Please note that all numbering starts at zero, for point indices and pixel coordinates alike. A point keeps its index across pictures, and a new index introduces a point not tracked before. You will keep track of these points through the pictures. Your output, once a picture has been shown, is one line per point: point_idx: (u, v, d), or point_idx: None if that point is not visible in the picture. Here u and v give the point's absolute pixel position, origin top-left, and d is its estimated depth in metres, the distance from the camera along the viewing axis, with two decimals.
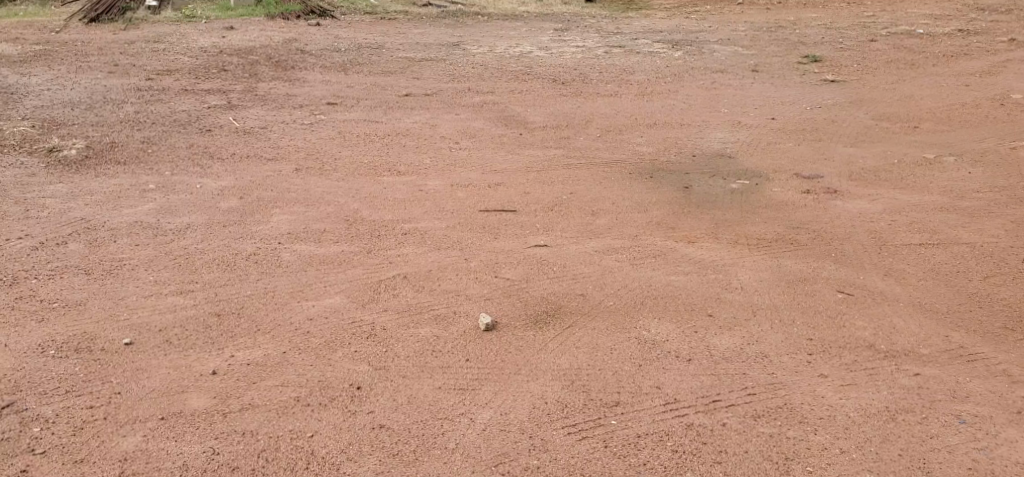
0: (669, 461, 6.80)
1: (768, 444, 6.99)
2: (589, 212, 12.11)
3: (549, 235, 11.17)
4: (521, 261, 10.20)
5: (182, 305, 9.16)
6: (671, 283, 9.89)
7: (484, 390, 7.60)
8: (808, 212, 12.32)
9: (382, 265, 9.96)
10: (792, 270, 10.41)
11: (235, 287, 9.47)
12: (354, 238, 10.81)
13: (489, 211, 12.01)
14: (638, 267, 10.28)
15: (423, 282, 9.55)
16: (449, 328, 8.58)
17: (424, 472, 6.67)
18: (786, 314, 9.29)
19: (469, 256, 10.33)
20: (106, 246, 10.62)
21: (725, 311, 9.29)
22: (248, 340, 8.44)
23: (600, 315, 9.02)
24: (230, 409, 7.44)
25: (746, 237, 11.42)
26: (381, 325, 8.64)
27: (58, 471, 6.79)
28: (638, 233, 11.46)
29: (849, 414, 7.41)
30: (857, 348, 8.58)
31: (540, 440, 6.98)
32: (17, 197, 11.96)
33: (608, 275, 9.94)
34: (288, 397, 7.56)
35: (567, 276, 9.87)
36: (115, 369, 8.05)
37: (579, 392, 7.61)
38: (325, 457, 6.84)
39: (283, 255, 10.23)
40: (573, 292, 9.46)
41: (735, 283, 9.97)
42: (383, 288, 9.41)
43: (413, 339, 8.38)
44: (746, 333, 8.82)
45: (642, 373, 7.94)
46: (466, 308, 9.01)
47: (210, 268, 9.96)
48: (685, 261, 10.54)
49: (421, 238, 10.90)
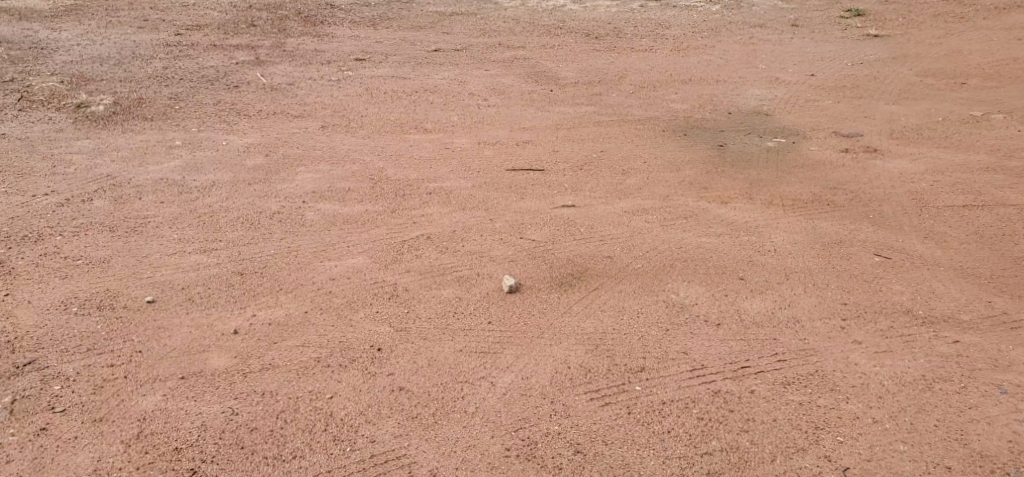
0: (694, 428, 6.56)
1: (799, 413, 6.74)
2: (619, 171, 11.85)
3: (577, 195, 10.93)
4: (547, 222, 10.02)
5: (205, 263, 9.15)
6: (703, 245, 9.65)
7: (506, 354, 7.45)
8: (846, 172, 11.94)
9: (407, 227, 9.87)
10: (828, 232, 10.10)
11: (258, 246, 9.48)
12: (378, 198, 10.77)
13: (516, 170, 11.81)
14: (667, 228, 10.05)
15: (446, 243, 9.49)
16: (471, 290, 8.48)
17: (442, 435, 6.50)
18: (820, 278, 9.00)
19: (494, 217, 10.20)
20: (131, 204, 10.63)
21: (757, 274, 9.04)
22: (270, 299, 8.38)
23: (628, 278, 8.82)
24: (250, 369, 7.33)
25: (782, 197, 11.10)
26: (403, 286, 8.55)
27: (77, 430, 6.71)
28: (669, 193, 11.19)
29: (883, 382, 7.14)
30: (893, 313, 8.29)
31: (562, 405, 6.82)
32: (44, 153, 11.98)
33: (637, 236, 9.74)
34: (308, 358, 7.46)
35: (594, 237, 9.66)
36: (137, 327, 8.01)
37: (603, 357, 7.47)
38: (344, 419, 6.66)
39: (307, 214, 10.30)
40: (600, 254, 9.26)
41: (767, 245, 9.70)
42: (406, 249, 9.36)
43: (436, 300, 8.28)
44: (777, 297, 8.57)
45: (669, 338, 7.80)
46: (490, 269, 8.90)
47: (233, 227, 10.00)
48: (717, 223, 10.28)
49: (445, 197, 10.82)
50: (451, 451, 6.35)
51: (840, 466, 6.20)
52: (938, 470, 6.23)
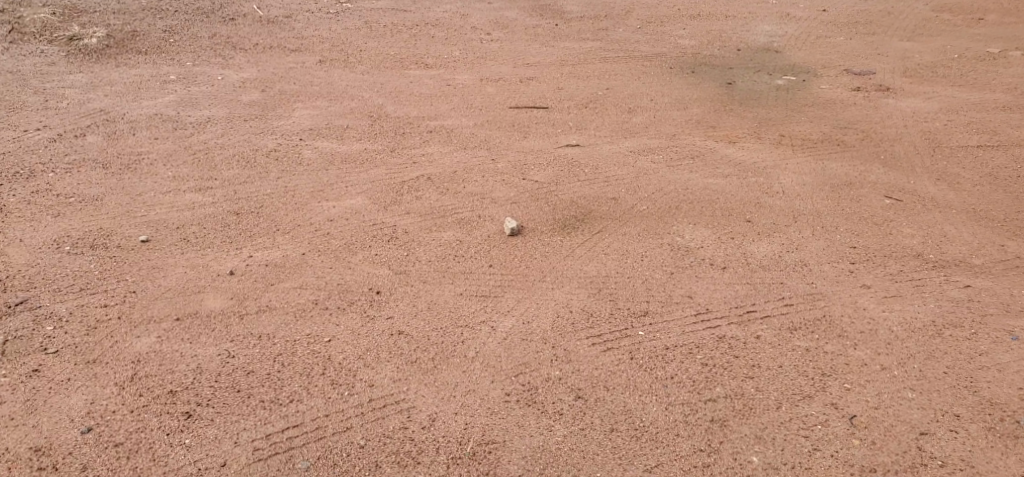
0: (698, 375, 6.40)
1: (806, 360, 6.59)
2: (625, 109, 11.63)
3: (582, 134, 10.81)
4: (551, 162, 9.97)
5: (201, 203, 9.02)
6: (708, 186, 9.49)
7: (507, 298, 7.38)
8: (857, 111, 11.67)
9: (410, 168, 9.88)
10: (838, 173, 9.88)
11: (255, 185, 9.40)
12: (378, 137, 10.70)
13: (520, 108, 11.63)
14: (672, 168, 9.89)
15: (447, 184, 9.50)
16: (472, 233, 8.47)
17: (442, 380, 6.37)
18: (830, 220, 8.82)
19: (496, 156, 10.17)
20: (125, 140, 10.41)
21: (764, 216, 8.87)
22: (267, 240, 8.30)
23: (632, 220, 8.75)
24: (246, 311, 7.21)
25: (791, 137, 10.85)
26: (403, 228, 8.56)
27: (69, 372, 6.58)
28: (675, 132, 10.96)
29: (892, 328, 6.98)
30: (904, 257, 8.12)
31: (563, 351, 6.69)
32: (36, 87, 11.71)
33: (642, 177, 9.63)
34: (306, 300, 7.36)
35: (599, 178, 9.61)
36: (131, 267, 7.85)
37: (606, 301, 7.37)
38: (342, 363, 6.53)
39: (305, 152, 10.21)
40: (604, 196, 9.22)
41: (775, 186, 9.51)
42: (406, 190, 9.37)
43: (436, 243, 8.28)
44: (785, 239, 8.41)
45: (674, 282, 7.69)
46: (491, 212, 8.91)
47: (230, 165, 9.86)
48: (724, 163, 10.08)
49: (445, 137, 10.75)
50: (450, 396, 6.20)
51: (847, 413, 6.03)
52: (947, 418, 6.03)
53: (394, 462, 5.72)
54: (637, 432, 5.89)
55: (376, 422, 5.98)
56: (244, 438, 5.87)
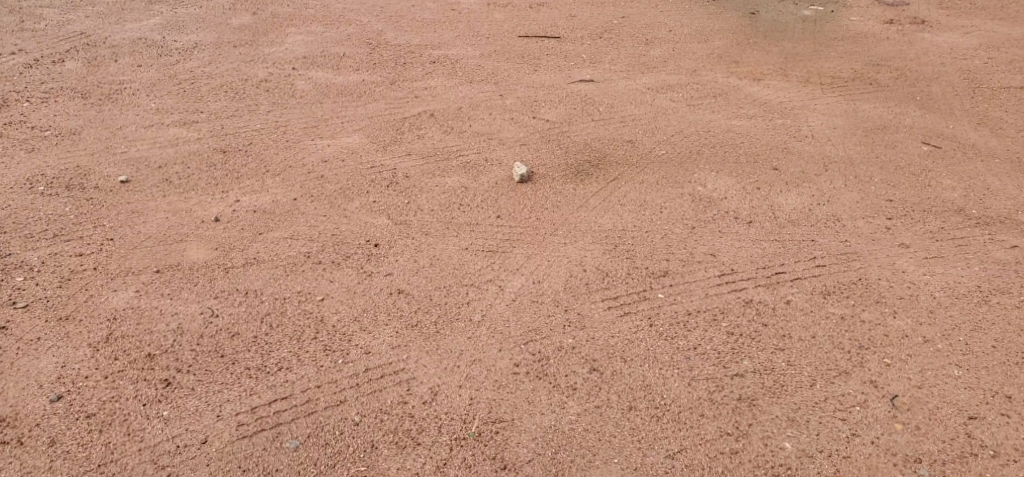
0: (723, 345, 5.87)
1: (840, 330, 6.04)
2: (641, 41, 10.95)
3: (596, 68, 10.16)
4: (564, 99, 9.43)
5: (185, 139, 8.39)
6: (730, 130, 8.86)
7: (516, 253, 6.90)
8: (890, 46, 10.95)
9: (412, 103, 9.24)
10: (871, 116, 9.21)
11: (245, 119, 8.78)
12: (378, 67, 10.00)
13: (530, 37, 10.98)
14: (692, 107, 9.28)
15: (451, 122, 8.92)
16: (478, 178, 7.99)
17: (445, 347, 5.85)
18: (863, 169, 8.21)
19: (505, 93, 9.55)
20: (106, 67, 9.71)
21: (792, 165, 8.26)
22: (256, 183, 7.73)
23: (649, 167, 8.22)
24: (232, 264, 6.65)
25: (819, 74, 10.16)
26: (404, 172, 8.04)
27: (40, 330, 5.99)
28: (697, 67, 10.29)
29: (934, 295, 6.42)
30: (944, 212, 7.52)
31: (576, 315, 6.16)
32: (13, 7, 10.98)
33: (660, 118, 9.07)
34: (297, 253, 6.82)
35: (614, 118, 9.06)
36: (109, 211, 7.25)
37: (622, 260, 6.83)
38: (336, 327, 6.01)
39: (298, 83, 9.53)
40: (620, 138, 8.69)
41: (803, 130, 8.87)
42: (406, 128, 8.77)
43: (439, 190, 7.76)
44: (814, 190, 7.82)
45: (695, 238, 7.14)
46: (499, 154, 8.39)
47: (217, 96, 9.20)
48: (747, 102, 9.41)
49: (450, 68, 10.03)
50: (454, 366, 5.67)
51: (887, 393, 5.50)
52: (997, 400, 5.50)
53: (391, 443, 5.22)
54: (657, 411, 5.37)
55: (372, 396, 5.46)
56: (226, 411, 5.37)
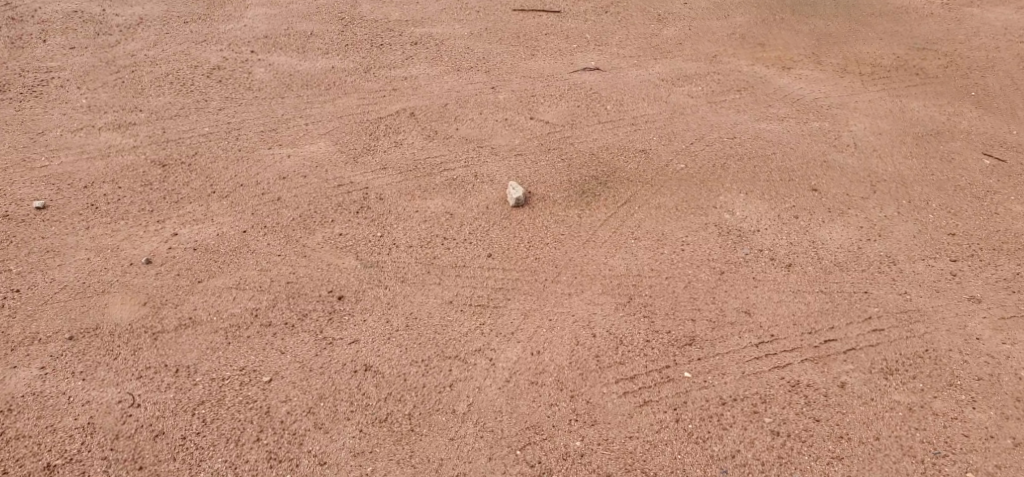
0: (766, 452, 4.84)
1: (907, 428, 4.97)
2: (652, 17, 9.62)
3: (601, 53, 8.89)
4: (565, 94, 8.16)
5: (118, 147, 7.08)
6: (758, 138, 7.62)
7: (510, 311, 5.69)
8: (935, 25, 9.61)
9: (388, 98, 7.93)
10: (921, 118, 7.95)
11: (191, 121, 7.46)
12: (351, 49, 8.65)
13: (526, 11, 9.63)
14: (714, 105, 8.04)
15: (435, 123, 7.63)
16: (466, 200, 6.76)
17: (426, 455, 4.78)
18: (916, 191, 7.00)
19: (498, 84, 8.25)
20: (33, 49, 8.34)
21: (833, 184, 7.05)
22: (199, 209, 6.49)
23: (667, 187, 7.02)
24: (163, 328, 5.43)
25: (857, 61, 8.87)
26: (377, 192, 6.78)
27: None
28: (717, 52, 8.99)
29: (1018, 375, 5.31)
30: (1018, 252, 6.34)
31: (585, 404, 5.04)
32: None
33: (678, 120, 7.84)
34: (242, 310, 5.60)
35: (625, 120, 7.84)
36: (19, 250, 6.00)
37: (640, 320, 5.62)
38: (286, 425, 4.88)
39: (257, 71, 8.20)
40: (632, 147, 7.48)
41: (844, 138, 7.64)
42: (382, 131, 7.48)
43: (419, 218, 6.53)
44: (862, 222, 6.63)
45: (725, 288, 5.94)
46: (491, 168, 7.14)
47: (161, 89, 7.86)
48: (777, 100, 8.15)
49: (434, 52, 8.70)
50: None
51: None
52: None
53: None
54: None
55: None
56: None
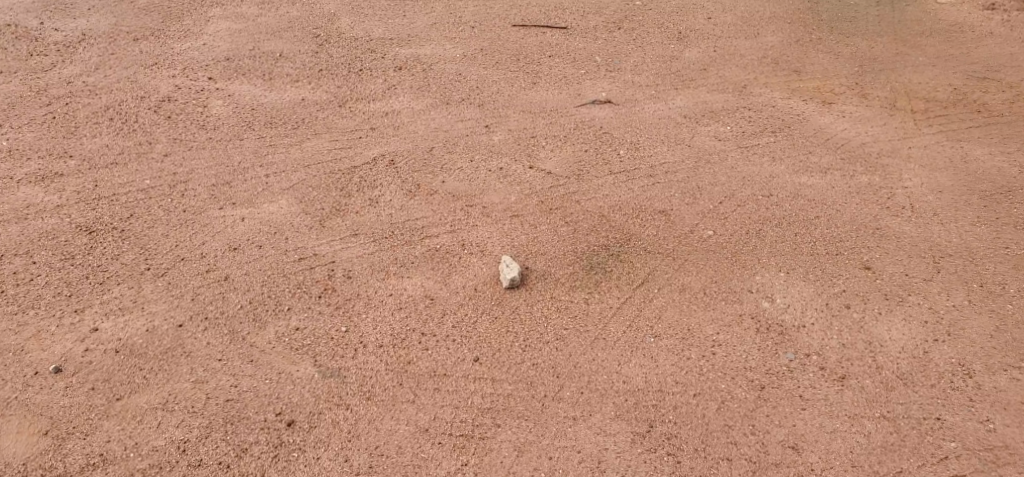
0: None
1: None
2: (672, 35, 8.43)
3: (614, 81, 7.71)
4: (571, 135, 6.99)
5: (38, 206, 5.98)
6: (798, 197, 6.47)
7: (499, 446, 4.63)
8: (997, 48, 8.40)
9: (364, 141, 6.77)
10: (988, 170, 6.80)
11: (129, 170, 6.32)
12: (324, 76, 7.47)
13: (528, 27, 8.44)
14: (745, 152, 6.88)
15: (417, 172, 6.47)
16: (449, 279, 5.61)
17: None
18: (991, 270, 5.87)
19: (493, 121, 7.10)
20: None
21: (888, 262, 5.94)
22: (127, 292, 5.37)
23: (692, 262, 5.88)
24: (65, 470, 4.45)
25: (908, 94, 7.70)
26: (343, 268, 5.63)
27: None
28: (747, 80, 7.81)
29: None
30: None
31: None
32: None
33: (703, 169, 6.69)
34: (168, 443, 4.56)
35: (642, 169, 6.67)
36: None
37: (662, 461, 4.61)
38: None
39: (212, 104, 7.04)
40: (649, 206, 6.32)
41: (897, 198, 6.53)
42: (355, 185, 6.33)
43: (393, 306, 5.39)
44: (926, 315, 5.52)
45: (766, 412, 4.87)
46: (482, 233, 5.99)
47: (98, 126, 6.73)
48: (818, 147, 7.01)
49: (421, 79, 7.53)
50: None
51: None
52: None
53: None
54: None
55: None
56: None
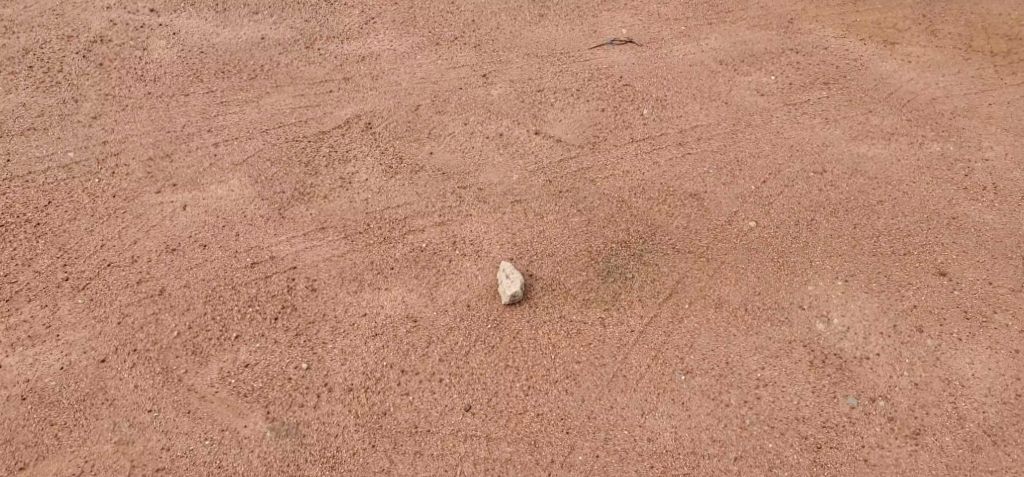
0: None
1: None
2: None
3: (637, 13, 6.45)
4: (585, 87, 5.82)
5: None
6: (857, 175, 5.37)
7: None
8: None
9: (335, 96, 5.60)
10: None
11: (49, 138, 5.21)
12: (288, 6, 6.22)
13: None
14: (792, 112, 5.73)
15: (399, 140, 5.35)
16: (436, 291, 4.58)
17: None
18: None
19: (491, 69, 5.91)
20: None
21: (968, 266, 4.91)
22: (40, 313, 4.38)
23: (732, 265, 4.85)
24: None
25: (987, 30, 6.44)
26: (307, 278, 4.61)
27: None
28: (795, 12, 6.55)
29: None
30: None
31: None
32: None
33: (743, 135, 5.55)
34: None
35: (670, 135, 5.54)
36: None
37: None
38: None
39: (154, 46, 5.84)
40: (679, 187, 5.24)
41: (978, 174, 5.42)
42: (323, 157, 5.22)
43: (367, 332, 4.40)
44: (1017, 344, 4.55)
45: None
46: (477, 224, 4.91)
47: (14, 79, 5.57)
48: (880, 104, 5.84)
49: (406, 10, 6.28)
50: None
51: None
52: None
53: None
54: None
55: None
56: None
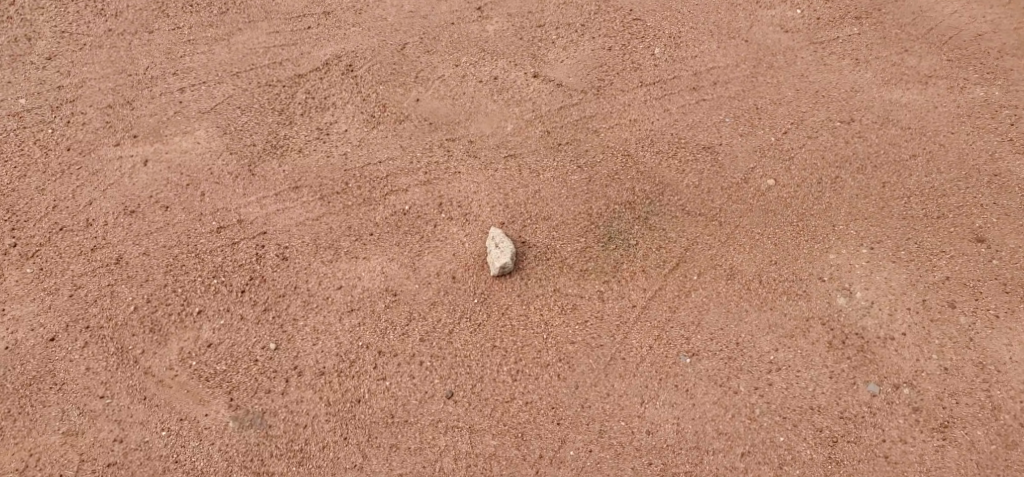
0: None
1: None
2: None
3: None
4: (589, 23, 5.25)
5: None
6: (890, 125, 4.83)
7: None
8: None
9: (313, 33, 5.07)
10: None
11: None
12: None
13: None
14: (819, 52, 5.16)
15: (383, 85, 4.86)
16: (419, 260, 4.18)
17: None
18: None
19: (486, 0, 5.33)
20: None
21: (1010, 231, 4.42)
22: None
23: (745, 230, 4.39)
24: None
25: None
26: (278, 245, 4.20)
27: None
28: None
29: None
30: None
31: None
32: None
33: (763, 79, 5.02)
34: None
35: (682, 79, 5.01)
36: None
37: None
38: None
39: None
40: (690, 139, 4.74)
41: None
42: (299, 104, 4.74)
43: (342, 307, 4.01)
44: None
45: None
46: (465, 183, 4.46)
47: None
48: (917, 41, 5.23)
49: None
50: None
51: None
52: None
53: None
54: None
55: None
56: None
